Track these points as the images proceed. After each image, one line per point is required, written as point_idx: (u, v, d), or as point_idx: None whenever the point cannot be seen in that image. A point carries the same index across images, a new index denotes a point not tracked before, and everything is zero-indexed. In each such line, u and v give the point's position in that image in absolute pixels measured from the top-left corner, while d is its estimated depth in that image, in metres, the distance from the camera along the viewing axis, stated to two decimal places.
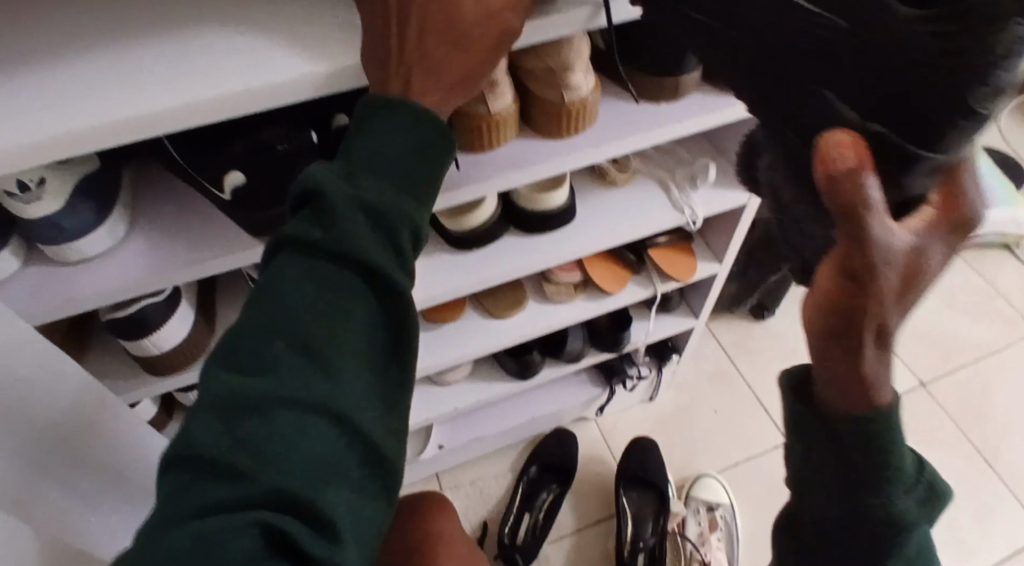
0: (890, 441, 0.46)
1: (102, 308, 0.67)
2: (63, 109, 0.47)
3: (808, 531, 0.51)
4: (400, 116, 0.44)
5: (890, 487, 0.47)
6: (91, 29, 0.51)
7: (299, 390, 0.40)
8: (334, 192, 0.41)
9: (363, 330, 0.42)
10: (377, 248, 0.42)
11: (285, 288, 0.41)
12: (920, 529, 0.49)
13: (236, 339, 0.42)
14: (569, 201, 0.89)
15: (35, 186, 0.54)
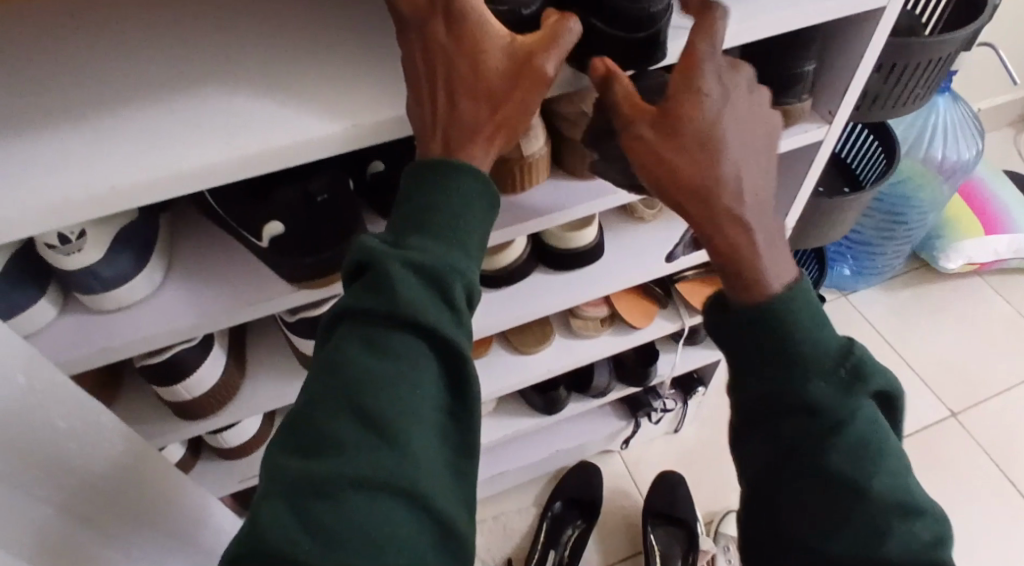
0: (787, 323, 0.49)
1: (135, 354, 0.67)
2: (107, 162, 0.47)
3: (755, 441, 0.52)
4: (447, 173, 0.45)
5: (805, 369, 0.49)
6: (130, 77, 0.51)
7: (368, 464, 0.39)
8: (388, 258, 0.42)
9: (426, 394, 0.41)
10: (434, 308, 0.42)
11: (345, 359, 0.41)
12: (859, 414, 0.49)
13: (299, 418, 0.41)
14: (598, 238, 0.88)
15: (75, 238, 0.55)
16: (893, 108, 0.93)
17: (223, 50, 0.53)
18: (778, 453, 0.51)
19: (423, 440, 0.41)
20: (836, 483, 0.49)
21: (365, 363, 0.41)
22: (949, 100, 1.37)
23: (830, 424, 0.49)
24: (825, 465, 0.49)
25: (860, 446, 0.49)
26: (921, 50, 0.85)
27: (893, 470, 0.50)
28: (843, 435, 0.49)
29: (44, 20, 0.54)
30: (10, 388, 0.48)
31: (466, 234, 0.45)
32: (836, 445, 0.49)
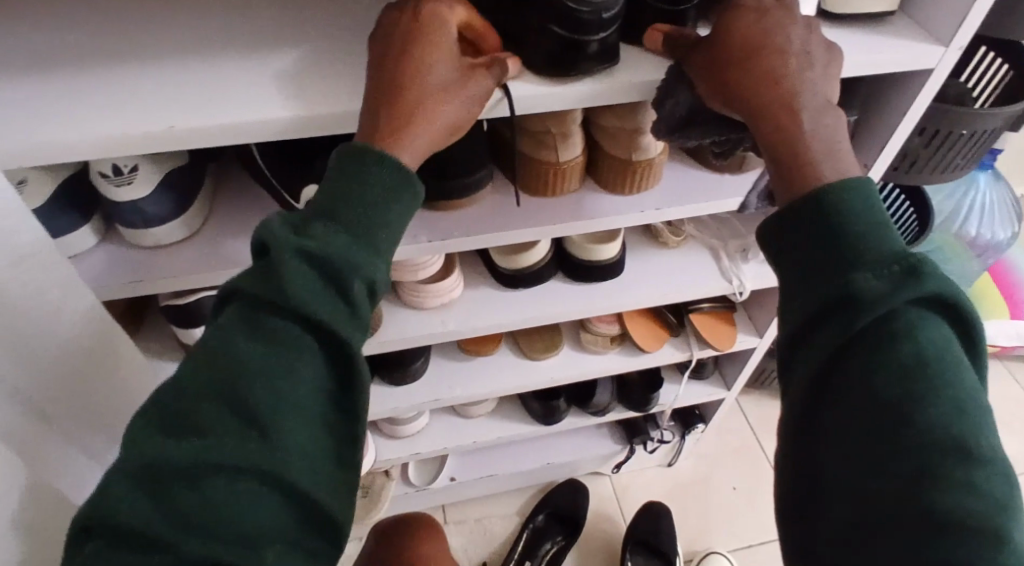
0: (834, 209, 0.46)
1: (162, 293, 0.70)
2: (173, 102, 0.53)
3: (794, 360, 0.47)
4: (372, 162, 0.48)
5: (853, 258, 0.45)
6: (216, 43, 0.58)
7: (233, 449, 0.42)
8: (285, 247, 0.45)
9: (303, 384, 0.44)
10: (324, 301, 0.45)
11: (228, 346, 0.44)
12: (921, 330, 0.43)
13: (173, 397, 0.44)
14: (620, 255, 0.90)
15: (128, 172, 0.58)
16: (930, 174, 0.94)
17: (296, 34, 0.59)
18: (817, 370, 0.46)
19: (293, 428, 0.43)
20: (883, 407, 0.43)
21: (250, 352, 0.44)
22: (991, 178, 1.36)
23: (880, 329, 0.43)
24: (873, 380, 0.43)
25: (915, 365, 0.42)
26: (966, 120, 0.86)
27: (961, 403, 0.42)
28: (897, 347, 0.43)
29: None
30: (43, 299, 0.52)
31: (373, 227, 0.47)
32: (887, 359, 0.43)
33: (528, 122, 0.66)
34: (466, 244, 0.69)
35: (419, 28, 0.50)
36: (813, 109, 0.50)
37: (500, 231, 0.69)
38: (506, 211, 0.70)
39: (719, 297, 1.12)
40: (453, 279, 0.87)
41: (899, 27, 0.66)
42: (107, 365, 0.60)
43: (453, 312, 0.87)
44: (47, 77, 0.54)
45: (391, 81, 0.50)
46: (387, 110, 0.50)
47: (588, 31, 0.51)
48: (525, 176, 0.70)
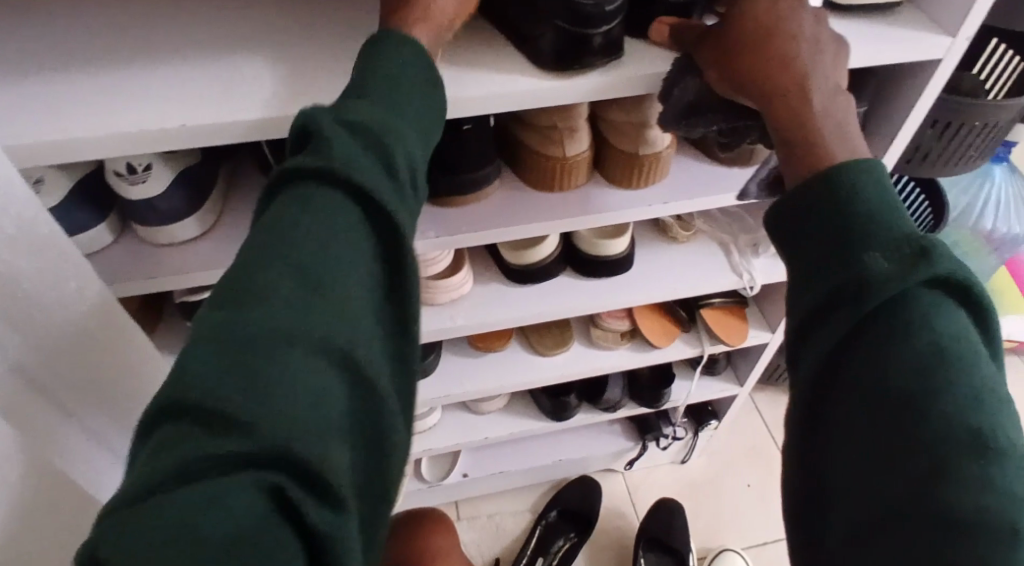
0: (843, 192, 0.46)
1: (176, 290, 0.71)
2: (181, 103, 0.53)
3: (806, 351, 0.47)
4: (404, 66, 0.46)
5: (863, 241, 0.44)
6: (223, 42, 0.58)
7: (303, 317, 0.38)
8: (325, 117, 0.42)
9: (360, 254, 0.41)
10: (375, 168, 0.41)
11: (281, 217, 0.40)
12: (935, 317, 0.42)
13: (231, 277, 0.39)
14: (628, 250, 0.90)
15: (141, 170, 0.59)
16: (946, 167, 0.94)
17: (305, 30, 0.59)
18: (828, 360, 0.45)
19: (356, 303, 0.40)
20: (896, 398, 0.42)
21: (297, 224, 0.39)
22: (1007, 172, 1.35)
23: (891, 318, 0.43)
24: (884, 371, 0.42)
25: (928, 354, 0.42)
26: (981, 112, 0.86)
27: (978, 392, 0.40)
28: (909, 335, 0.42)
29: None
30: (58, 290, 0.53)
31: (405, 114, 0.45)
32: (898, 348, 0.42)
33: (535, 117, 0.66)
34: (473, 240, 0.69)
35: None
36: (823, 89, 0.50)
37: (508, 227, 0.69)
38: (513, 206, 0.71)
39: (730, 293, 1.11)
40: (462, 275, 0.87)
41: (907, 18, 0.66)
42: (122, 357, 0.62)
43: (462, 308, 0.88)
44: (58, 75, 0.54)
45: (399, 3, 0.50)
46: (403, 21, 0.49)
47: (594, 25, 0.51)
48: (533, 172, 0.70)
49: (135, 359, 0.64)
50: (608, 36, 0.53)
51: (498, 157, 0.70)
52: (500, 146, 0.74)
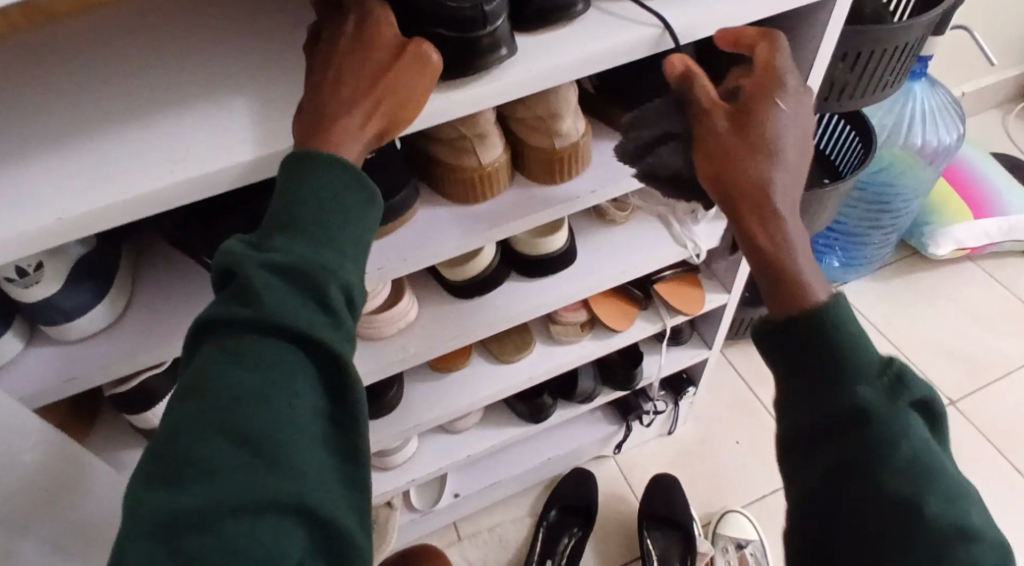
0: (831, 325, 0.49)
1: (104, 383, 0.66)
2: (50, 191, 0.47)
3: (801, 462, 0.51)
4: (329, 167, 0.42)
5: (853, 373, 0.48)
6: (76, 105, 0.51)
7: (247, 489, 0.36)
8: (250, 262, 0.39)
9: (305, 411, 0.38)
10: (309, 313, 0.39)
11: (210, 379, 0.38)
12: (914, 429, 0.48)
13: (158, 447, 0.37)
14: (569, 242, 0.88)
15: (33, 271, 0.54)
16: (864, 97, 0.93)
17: (171, 75, 0.53)
18: (825, 470, 0.49)
19: (306, 453, 0.38)
20: (891, 503, 0.46)
21: (231, 377, 0.38)
22: (926, 85, 1.35)
23: (881, 431, 0.47)
24: (879, 479, 0.47)
25: (915, 460, 0.47)
26: (887, 37, 0.86)
27: (954, 491, 0.47)
28: (896, 446, 0.47)
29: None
30: None
31: (336, 232, 0.41)
32: (890, 458, 0.47)
33: (443, 131, 0.63)
34: (406, 267, 0.66)
35: (361, 23, 0.47)
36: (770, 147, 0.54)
37: (437, 248, 0.66)
38: (440, 225, 0.68)
39: (680, 262, 1.10)
40: (407, 301, 0.84)
41: None
42: (69, 469, 0.57)
43: (414, 336, 0.85)
44: None
45: (348, 56, 0.46)
46: (360, 72, 0.46)
47: (474, 27, 0.48)
48: (452, 186, 0.67)
49: (76, 466, 0.59)
50: (493, 36, 0.49)
51: (412, 179, 0.66)
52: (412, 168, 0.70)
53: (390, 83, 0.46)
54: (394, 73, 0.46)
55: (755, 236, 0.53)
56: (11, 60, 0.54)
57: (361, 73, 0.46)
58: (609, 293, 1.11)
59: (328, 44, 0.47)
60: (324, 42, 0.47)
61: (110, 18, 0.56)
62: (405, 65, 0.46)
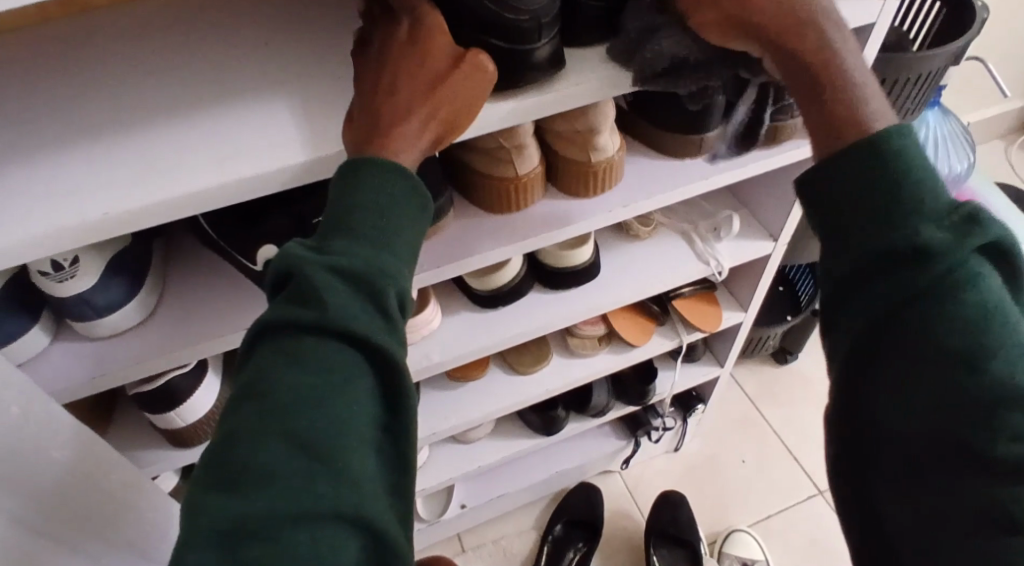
0: (894, 160, 0.44)
1: (129, 382, 0.66)
2: (97, 188, 0.47)
3: (847, 314, 0.47)
4: (387, 170, 0.43)
5: (914, 214, 0.43)
6: (123, 102, 0.51)
7: (305, 493, 0.36)
8: (312, 264, 0.39)
9: (361, 414, 0.38)
10: (367, 317, 0.39)
11: (269, 382, 0.38)
12: (979, 279, 0.43)
13: (217, 448, 0.37)
14: (593, 256, 0.88)
15: (69, 265, 0.54)
16: None
17: (215, 76, 0.53)
18: (874, 325, 0.45)
19: (359, 458, 0.38)
20: (947, 356, 0.43)
21: (290, 380, 0.37)
22: (940, 113, 1.36)
23: (939, 280, 0.43)
24: (935, 337, 0.43)
25: (979, 314, 0.43)
26: (911, 65, 0.86)
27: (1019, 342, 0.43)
28: (957, 297, 0.43)
29: (30, 55, 0.54)
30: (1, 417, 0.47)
31: (393, 237, 0.42)
32: (948, 313, 0.43)
33: (482, 142, 0.63)
34: (438, 276, 0.66)
35: (415, 30, 0.47)
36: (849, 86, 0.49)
37: (471, 257, 0.66)
38: (471, 233, 0.68)
39: (699, 279, 1.10)
40: (431, 309, 0.84)
41: None
42: (97, 468, 0.57)
43: (434, 344, 0.85)
44: None
45: (403, 62, 0.46)
46: (416, 81, 0.46)
47: (529, 38, 0.49)
48: (487, 195, 0.68)
49: (107, 461, 0.58)
50: (542, 47, 0.50)
51: (447, 187, 0.67)
52: (447, 175, 0.70)
53: (451, 90, 0.46)
54: (456, 83, 0.46)
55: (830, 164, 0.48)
56: (59, 54, 0.54)
57: (418, 79, 0.46)
58: (629, 308, 1.11)
59: (383, 48, 0.47)
60: (379, 45, 0.48)
61: (156, 17, 0.57)
62: (466, 75, 0.47)
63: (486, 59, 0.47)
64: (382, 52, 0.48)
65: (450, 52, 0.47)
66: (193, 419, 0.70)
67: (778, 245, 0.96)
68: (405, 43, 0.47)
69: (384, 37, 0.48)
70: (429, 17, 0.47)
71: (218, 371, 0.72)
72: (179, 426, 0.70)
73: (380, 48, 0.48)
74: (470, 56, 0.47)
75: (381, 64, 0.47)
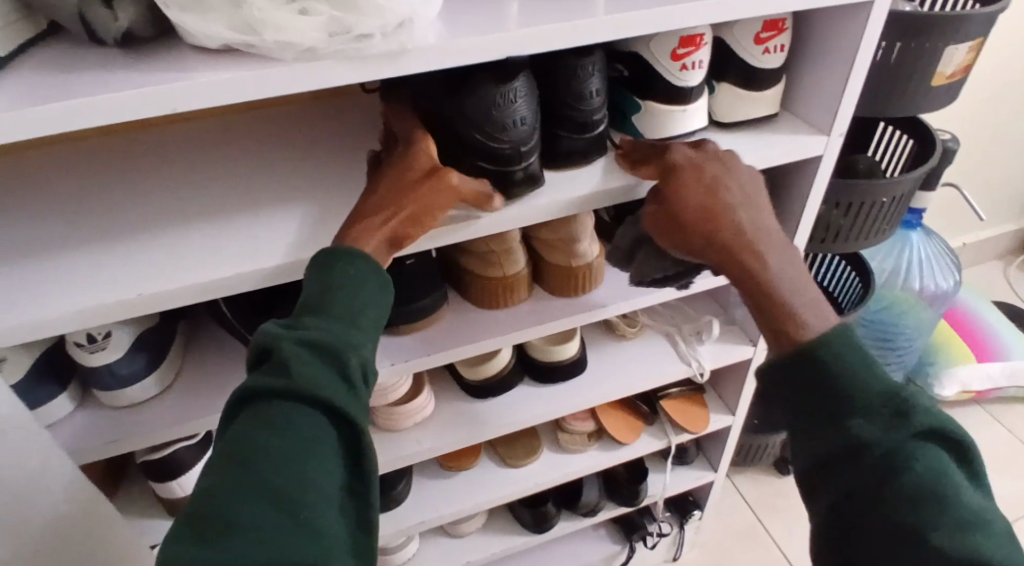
0: (827, 366, 0.52)
1: (139, 450, 0.71)
2: (137, 272, 0.54)
3: (821, 494, 0.52)
4: (356, 260, 0.50)
5: (848, 408, 0.50)
6: (169, 208, 0.60)
7: (273, 542, 0.40)
8: (286, 340, 0.46)
9: (323, 472, 0.44)
10: (334, 385, 0.45)
11: (245, 442, 0.43)
12: (918, 459, 0.48)
13: (196, 505, 0.41)
14: (580, 352, 0.94)
15: (102, 339, 0.61)
16: (858, 241, 1.01)
17: (249, 190, 0.62)
18: (837, 493, 0.51)
19: (320, 511, 0.42)
20: (907, 537, 0.47)
21: (263, 439, 0.43)
22: (923, 234, 1.37)
23: (882, 463, 0.49)
24: (894, 511, 0.48)
25: (924, 493, 0.47)
26: (875, 191, 0.94)
27: (969, 510, 0.46)
28: (903, 476, 0.48)
29: (102, 170, 0.65)
30: (23, 469, 0.51)
31: (356, 315, 0.48)
32: (894, 490, 0.48)
33: (473, 245, 0.72)
34: (429, 363, 0.72)
35: (411, 146, 0.57)
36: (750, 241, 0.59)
37: (460, 347, 0.73)
38: (464, 325, 0.75)
39: (685, 380, 1.15)
40: (424, 396, 0.90)
41: (787, 125, 0.71)
42: (108, 532, 0.60)
43: (427, 431, 0.90)
44: (19, 256, 0.56)
45: (394, 167, 0.56)
46: (395, 183, 0.55)
47: (512, 161, 0.58)
48: (480, 292, 0.75)
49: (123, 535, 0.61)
50: (524, 173, 0.59)
51: (441, 284, 0.74)
52: (446, 275, 0.78)
53: (421, 195, 0.54)
54: (425, 189, 0.54)
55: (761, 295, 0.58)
56: (123, 169, 0.65)
57: (400, 183, 0.55)
58: (619, 407, 1.15)
59: (388, 159, 0.57)
60: (389, 158, 0.58)
61: (206, 146, 0.68)
62: (434, 184, 0.55)
63: (456, 176, 0.55)
64: (387, 161, 0.57)
65: (429, 166, 0.56)
66: (194, 490, 0.74)
67: (759, 349, 1.01)
68: (401, 154, 0.56)
69: (393, 154, 0.58)
70: (428, 139, 0.57)
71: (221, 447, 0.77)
72: (180, 497, 0.75)
73: (388, 161, 0.58)
74: (440, 170, 0.55)
75: (382, 169, 0.57)
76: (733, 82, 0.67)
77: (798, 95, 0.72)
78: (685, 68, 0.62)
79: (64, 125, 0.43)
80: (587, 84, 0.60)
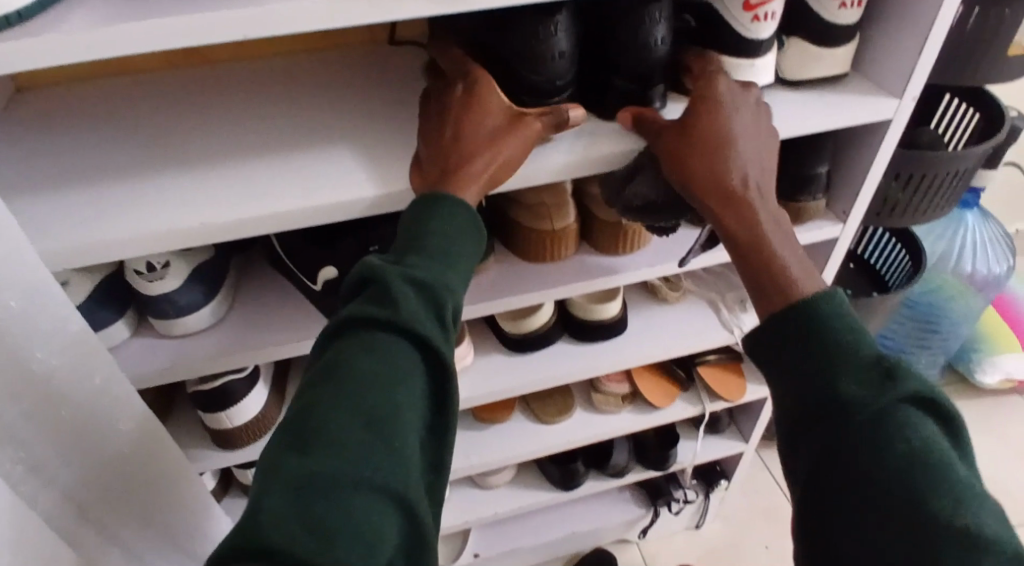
0: (821, 323, 0.51)
1: (190, 380, 0.73)
2: (201, 201, 0.55)
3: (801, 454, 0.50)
4: (458, 209, 0.51)
5: (836, 365, 0.49)
6: (234, 142, 0.61)
7: (364, 462, 0.40)
8: (391, 272, 0.46)
9: (416, 405, 0.44)
10: (431, 323, 0.46)
11: (347, 364, 0.44)
12: (908, 421, 0.46)
13: (292, 420, 0.42)
14: (622, 312, 0.94)
15: (160, 267, 0.63)
16: (914, 216, 0.98)
17: (311, 127, 0.63)
18: (818, 454, 0.49)
19: (410, 440, 0.43)
20: (890, 498, 0.45)
21: (366, 363, 0.43)
22: (979, 216, 1.31)
23: (865, 420, 0.47)
24: (875, 473, 0.45)
25: (913, 452, 0.45)
26: (937, 163, 0.91)
27: (963, 481, 0.44)
28: (894, 431, 0.46)
29: (170, 100, 0.66)
30: (86, 385, 0.52)
31: (455, 258, 0.49)
32: (882, 449, 0.45)
33: (523, 196, 0.72)
34: (474, 312, 0.72)
35: (469, 88, 0.56)
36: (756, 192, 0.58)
37: (507, 298, 0.73)
38: (511, 276, 0.75)
39: (724, 348, 1.14)
40: (464, 347, 0.90)
41: (857, 87, 0.69)
42: (157, 451, 0.61)
43: (465, 380, 0.91)
44: (92, 181, 0.57)
45: (465, 116, 0.55)
46: (473, 132, 0.55)
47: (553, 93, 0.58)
48: (528, 246, 0.75)
49: (169, 451, 0.63)
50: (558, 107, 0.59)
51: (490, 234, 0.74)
52: (495, 229, 0.78)
53: (510, 134, 0.55)
54: (516, 131, 0.56)
55: (733, 222, 0.58)
56: (190, 102, 0.66)
57: (480, 129, 0.55)
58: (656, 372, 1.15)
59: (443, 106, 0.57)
60: (441, 105, 0.57)
61: (268, 84, 0.68)
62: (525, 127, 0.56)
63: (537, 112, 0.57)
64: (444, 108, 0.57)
65: (504, 108, 0.56)
66: (240, 421, 0.76)
67: None
68: (463, 101, 0.56)
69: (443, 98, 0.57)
70: (481, 78, 0.56)
71: (267, 381, 0.79)
72: (226, 427, 0.77)
73: (442, 108, 0.57)
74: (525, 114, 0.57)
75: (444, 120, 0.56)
76: (803, 39, 0.65)
77: (870, 57, 0.69)
78: (758, 20, 0.60)
79: (139, 47, 0.44)
80: (652, 32, 0.58)
